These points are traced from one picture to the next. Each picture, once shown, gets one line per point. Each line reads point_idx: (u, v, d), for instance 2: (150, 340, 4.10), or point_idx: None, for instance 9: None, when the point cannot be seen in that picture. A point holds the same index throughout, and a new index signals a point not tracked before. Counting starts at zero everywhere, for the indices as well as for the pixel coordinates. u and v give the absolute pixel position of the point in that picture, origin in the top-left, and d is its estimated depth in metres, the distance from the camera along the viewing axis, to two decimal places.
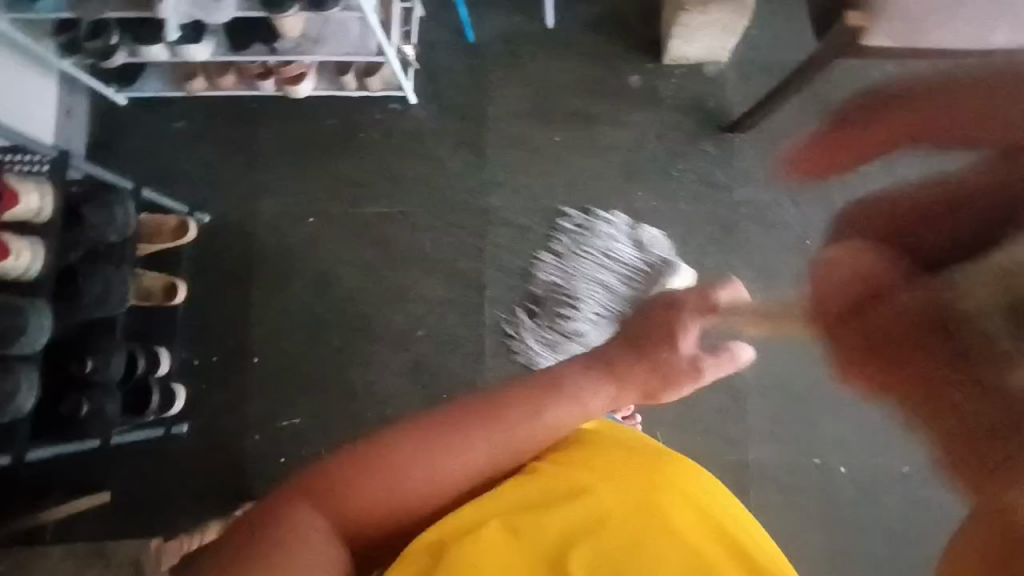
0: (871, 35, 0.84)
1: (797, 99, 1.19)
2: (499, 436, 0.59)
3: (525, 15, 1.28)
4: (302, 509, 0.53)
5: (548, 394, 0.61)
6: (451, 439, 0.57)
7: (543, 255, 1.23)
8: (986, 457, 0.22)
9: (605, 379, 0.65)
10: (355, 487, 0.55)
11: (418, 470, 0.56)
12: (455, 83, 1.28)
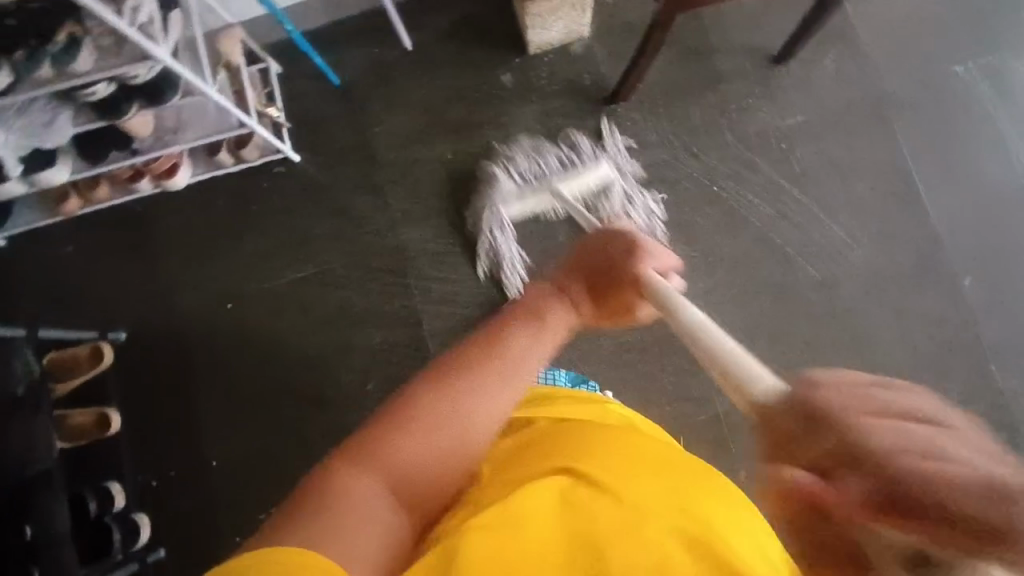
0: None
1: (665, 53, 1.19)
2: (501, 379, 0.60)
3: (383, 43, 1.26)
4: (345, 479, 0.51)
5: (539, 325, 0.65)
6: (471, 388, 0.58)
7: (514, 159, 1.20)
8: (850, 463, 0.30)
9: (571, 301, 0.69)
10: (385, 457, 0.53)
11: (452, 420, 0.57)
12: (333, 129, 1.25)
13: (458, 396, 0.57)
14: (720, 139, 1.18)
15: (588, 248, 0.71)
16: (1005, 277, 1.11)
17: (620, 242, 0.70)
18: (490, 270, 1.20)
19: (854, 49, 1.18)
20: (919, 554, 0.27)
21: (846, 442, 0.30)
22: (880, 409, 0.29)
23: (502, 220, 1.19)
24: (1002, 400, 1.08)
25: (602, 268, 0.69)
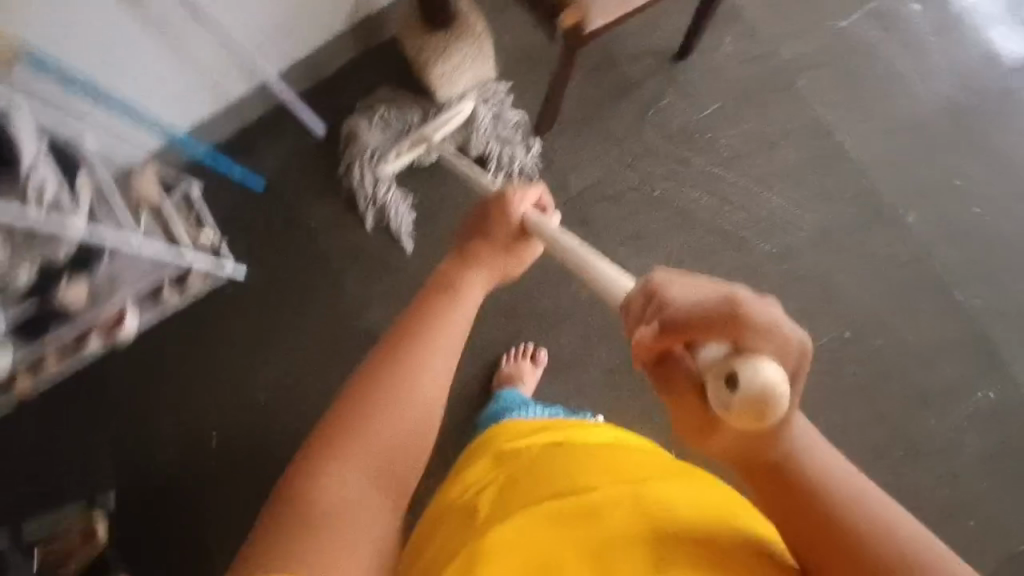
0: (590, 19, 0.81)
1: (575, 76, 1.20)
2: (449, 348, 0.60)
3: (292, 135, 1.20)
4: (314, 477, 0.51)
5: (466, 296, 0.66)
6: (423, 362, 0.58)
7: (378, 118, 1.16)
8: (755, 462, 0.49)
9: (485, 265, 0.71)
10: (336, 467, 0.51)
11: (413, 398, 0.56)
12: (266, 233, 1.19)
13: (393, 385, 0.56)
14: (647, 145, 1.20)
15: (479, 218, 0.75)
16: (941, 202, 1.17)
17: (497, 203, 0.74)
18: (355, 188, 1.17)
19: (747, 26, 1.22)
20: (727, 374, 0.44)
21: (688, 316, 0.46)
22: (691, 287, 0.51)
23: (363, 144, 1.16)
24: (969, 317, 1.13)
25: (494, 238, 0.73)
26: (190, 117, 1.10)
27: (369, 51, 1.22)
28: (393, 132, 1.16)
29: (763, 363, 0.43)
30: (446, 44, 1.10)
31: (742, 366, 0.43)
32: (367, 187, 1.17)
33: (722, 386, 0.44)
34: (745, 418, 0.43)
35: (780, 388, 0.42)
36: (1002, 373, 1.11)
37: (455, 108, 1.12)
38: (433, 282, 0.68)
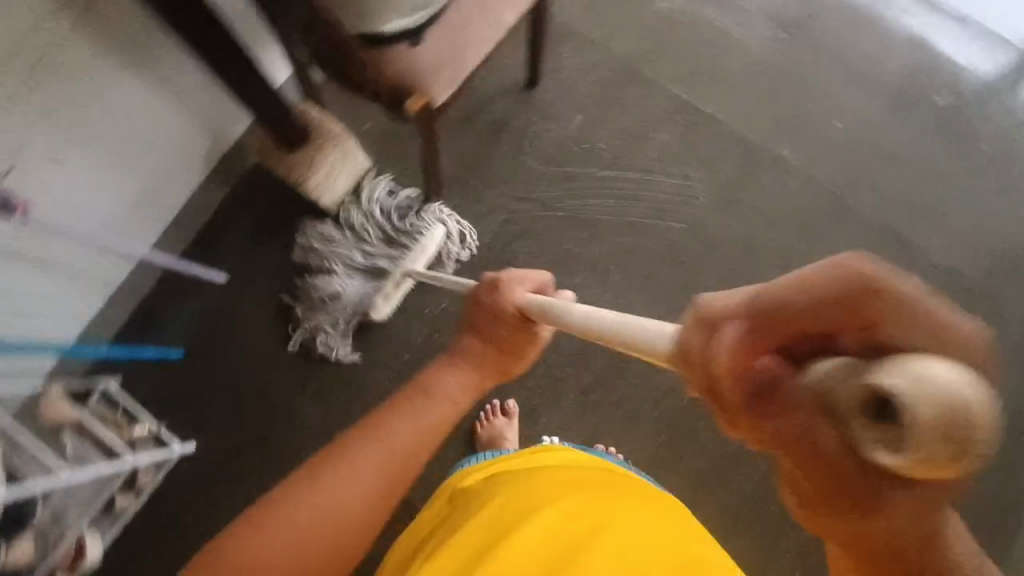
0: (435, 95, 0.84)
1: (442, 137, 1.23)
2: (418, 428, 0.61)
3: (191, 292, 1.15)
4: (254, 530, 0.53)
5: (424, 397, 0.64)
6: (387, 444, 0.58)
7: (335, 252, 1.15)
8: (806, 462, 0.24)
9: (466, 367, 0.70)
10: (269, 530, 0.53)
11: (363, 480, 0.56)
12: (201, 397, 1.13)
13: (325, 479, 0.56)
14: (533, 173, 1.23)
15: (477, 313, 0.76)
16: (807, 126, 1.25)
17: (487, 291, 0.76)
18: (326, 335, 1.14)
19: (578, 35, 1.27)
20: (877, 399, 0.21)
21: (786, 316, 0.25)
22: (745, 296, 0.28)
23: (335, 291, 1.13)
24: (872, 215, 1.21)
25: (487, 329, 0.74)
26: (81, 321, 1.04)
27: (237, 185, 1.19)
28: (362, 269, 1.15)
29: (920, 367, 0.20)
30: (310, 165, 1.08)
31: (888, 373, 0.21)
32: (342, 325, 1.14)
33: (875, 426, 0.21)
34: (941, 473, 0.20)
35: (972, 393, 0.19)
36: (917, 254, 1.19)
37: (426, 236, 1.14)
38: (415, 378, 0.68)
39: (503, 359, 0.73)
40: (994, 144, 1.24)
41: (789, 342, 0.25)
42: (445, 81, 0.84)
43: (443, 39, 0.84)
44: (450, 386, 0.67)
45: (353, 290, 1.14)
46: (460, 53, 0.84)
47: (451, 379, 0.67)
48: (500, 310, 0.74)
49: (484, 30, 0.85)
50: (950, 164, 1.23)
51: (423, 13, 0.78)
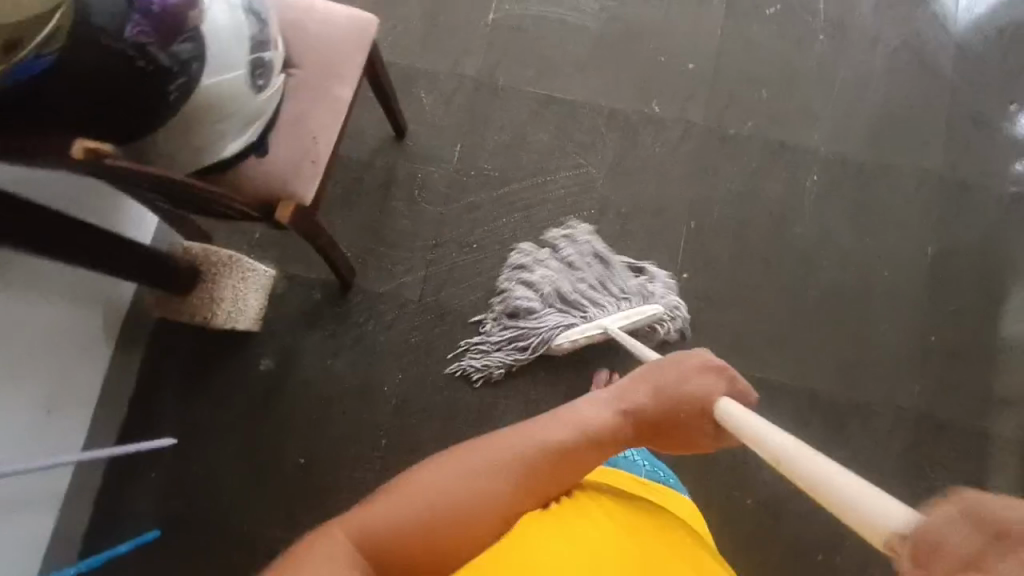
0: (301, 193, 0.82)
1: (335, 219, 1.21)
2: (563, 434, 0.62)
3: (142, 467, 1.09)
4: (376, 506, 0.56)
5: (590, 414, 0.65)
6: (529, 445, 0.60)
7: (542, 299, 1.17)
8: None
9: (642, 402, 0.67)
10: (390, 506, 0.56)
11: (487, 469, 0.59)
12: (191, 568, 1.07)
13: (481, 473, 0.58)
14: (434, 218, 1.22)
15: (655, 371, 0.70)
16: (669, 74, 1.26)
17: (690, 364, 0.70)
18: (497, 360, 1.15)
19: (426, 73, 1.27)
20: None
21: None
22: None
23: (523, 309, 1.16)
24: (757, 134, 1.24)
25: (669, 391, 0.68)
26: (38, 547, 0.97)
27: (149, 342, 1.13)
28: (542, 298, 1.17)
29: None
30: (212, 296, 1.03)
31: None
32: (505, 352, 1.16)
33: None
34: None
35: None
36: (808, 154, 1.24)
37: (636, 310, 1.14)
38: (569, 405, 0.66)
39: (659, 438, 0.69)
40: (838, 26, 1.28)
41: None
42: (309, 175, 0.82)
43: (286, 139, 0.82)
44: (596, 411, 0.65)
45: (520, 322, 1.16)
46: (312, 142, 0.82)
47: (612, 422, 0.65)
48: (696, 392, 0.67)
49: (321, 112, 0.83)
50: (806, 59, 1.27)
51: (259, 123, 0.76)
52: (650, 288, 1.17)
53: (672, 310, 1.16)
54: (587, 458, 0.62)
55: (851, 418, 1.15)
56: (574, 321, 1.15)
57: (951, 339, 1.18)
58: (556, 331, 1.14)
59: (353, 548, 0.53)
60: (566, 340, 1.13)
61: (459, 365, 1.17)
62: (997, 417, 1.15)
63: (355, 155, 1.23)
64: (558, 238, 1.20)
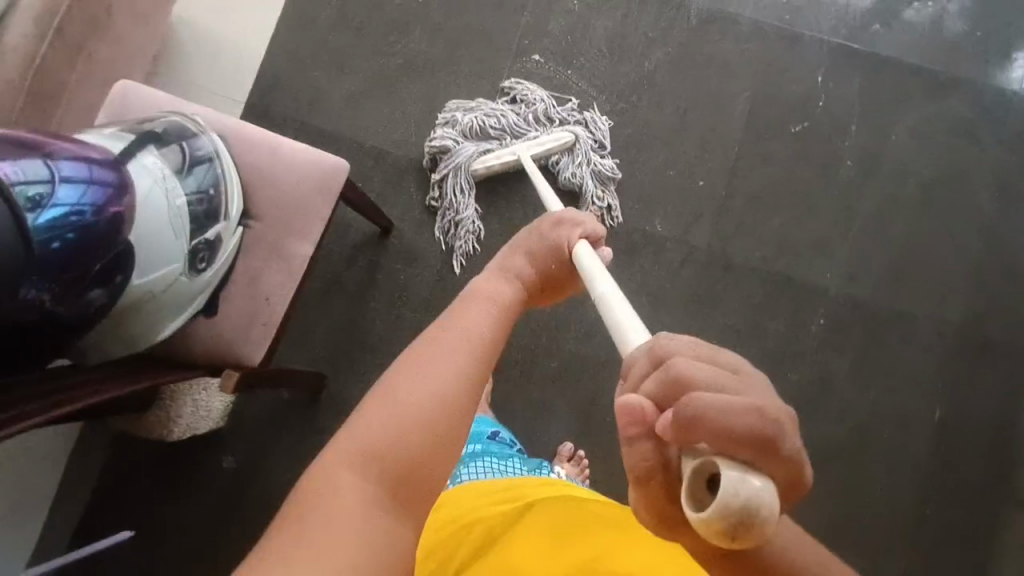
0: (248, 357, 0.77)
1: (313, 317, 1.17)
2: (472, 312, 0.73)
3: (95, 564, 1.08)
4: (358, 426, 0.55)
5: (487, 291, 0.79)
6: (455, 325, 0.69)
7: (478, 130, 1.19)
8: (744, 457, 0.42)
9: (518, 273, 0.85)
10: (376, 419, 0.55)
11: (449, 359, 0.62)
12: None
13: (432, 368, 0.61)
14: (414, 325, 1.17)
15: (523, 244, 0.88)
16: (676, 191, 1.19)
17: (550, 225, 0.89)
18: (451, 200, 1.18)
19: (420, 168, 1.21)
20: (709, 471, 0.42)
21: (705, 419, 0.43)
22: (706, 362, 0.49)
23: (444, 147, 1.17)
24: (764, 266, 1.16)
25: (539, 254, 0.87)
26: None
27: (116, 434, 1.12)
28: (461, 133, 1.18)
29: (749, 476, 0.40)
30: (169, 420, 1.01)
31: (726, 467, 0.41)
32: (446, 204, 1.18)
33: (704, 493, 0.42)
34: (716, 530, 0.39)
35: (762, 497, 0.39)
36: (816, 293, 1.15)
37: (548, 135, 1.16)
38: (470, 290, 0.80)
39: (546, 284, 0.87)
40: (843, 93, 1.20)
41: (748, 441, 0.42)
42: (258, 338, 0.77)
43: (237, 298, 0.77)
44: (491, 287, 0.81)
45: (470, 156, 1.17)
46: (264, 304, 0.78)
47: (505, 286, 0.82)
48: (558, 249, 0.87)
49: (277, 268, 0.78)
50: (826, 186, 1.18)
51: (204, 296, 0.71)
52: (563, 110, 1.20)
53: (589, 137, 1.18)
54: (505, 321, 0.75)
55: (845, 557, 1.08)
56: (492, 149, 1.18)
57: (948, 507, 1.10)
58: (473, 158, 1.17)
59: (355, 476, 0.50)
60: (482, 165, 1.16)
61: (438, 202, 1.19)
62: (1001, 534, 1.09)
63: (339, 251, 1.19)
64: (512, 86, 1.21)
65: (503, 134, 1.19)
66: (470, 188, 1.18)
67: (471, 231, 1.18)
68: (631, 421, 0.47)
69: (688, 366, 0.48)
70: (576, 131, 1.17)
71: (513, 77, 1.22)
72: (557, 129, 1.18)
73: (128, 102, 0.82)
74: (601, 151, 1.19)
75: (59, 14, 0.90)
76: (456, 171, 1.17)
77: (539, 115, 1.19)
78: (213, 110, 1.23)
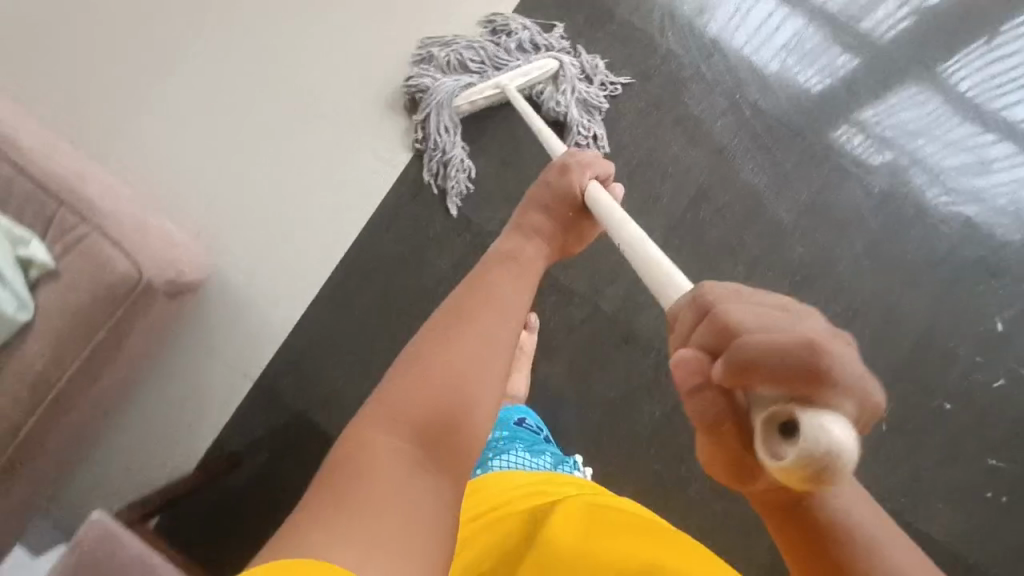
0: None
1: None
2: (505, 279, 0.73)
3: None
4: (386, 390, 0.59)
5: (510, 257, 0.80)
6: (484, 288, 0.71)
7: (458, 63, 1.17)
8: (797, 389, 0.36)
9: (538, 216, 0.89)
10: (403, 380, 0.59)
11: (479, 320, 0.65)
12: None
13: (464, 332, 0.63)
14: None
15: (545, 185, 0.91)
16: None
17: (557, 171, 0.90)
18: (442, 141, 1.15)
19: None
20: (781, 418, 0.36)
21: (762, 359, 0.38)
22: (753, 303, 0.44)
23: (422, 85, 1.16)
24: None
25: (561, 191, 0.89)
26: None
27: None
28: (439, 69, 1.17)
29: (826, 417, 0.34)
30: None
31: (806, 413, 0.35)
32: (433, 144, 1.15)
33: (778, 440, 0.36)
34: (795, 477, 0.34)
35: (846, 446, 0.33)
36: None
37: (530, 64, 1.15)
38: (493, 253, 0.81)
39: (567, 235, 0.90)
40: (877, 363, 1.11)
41: (804, 385, 0.36)
42: None
43: None
44: (518, 245, 0.84)
45: (457, 96, 1.14)
46: None
47: (524, 242, 0.85)
48: (571, 190, 0.89)
49: None
50: None
51: None
52: (550, 48, 1.17)
53: (574, 63, 1.15)
54: (526, 284, 0.76)
55: None
56: (473, 81, 1.16)
57: None
58: (454, 93, 1.14)
59: (393, 440, 0.54)
60: (465, 101, 1.14)
61: (422, 138, 1.16)
62: None
63: None
64: (493, 24, 1.19)
65: (485, 63, 1.17)
66: (456, 124, 1.15)
67: (462, 164, 1.15)
68: (687, 374, 0.43)
69: (734, 307, 0.43)
70: (562, 58, 1.15)
71: (494, 13, 1.20)
72: (539, 56, 1.16)
73: (100, 552, 0.75)
74: (590, 82, 1.15)
75: (63, 375, 0.82)
76: (439, 109, 1.14)
77: (523, 41, 1.17)
78: (217, 385, 1.14)
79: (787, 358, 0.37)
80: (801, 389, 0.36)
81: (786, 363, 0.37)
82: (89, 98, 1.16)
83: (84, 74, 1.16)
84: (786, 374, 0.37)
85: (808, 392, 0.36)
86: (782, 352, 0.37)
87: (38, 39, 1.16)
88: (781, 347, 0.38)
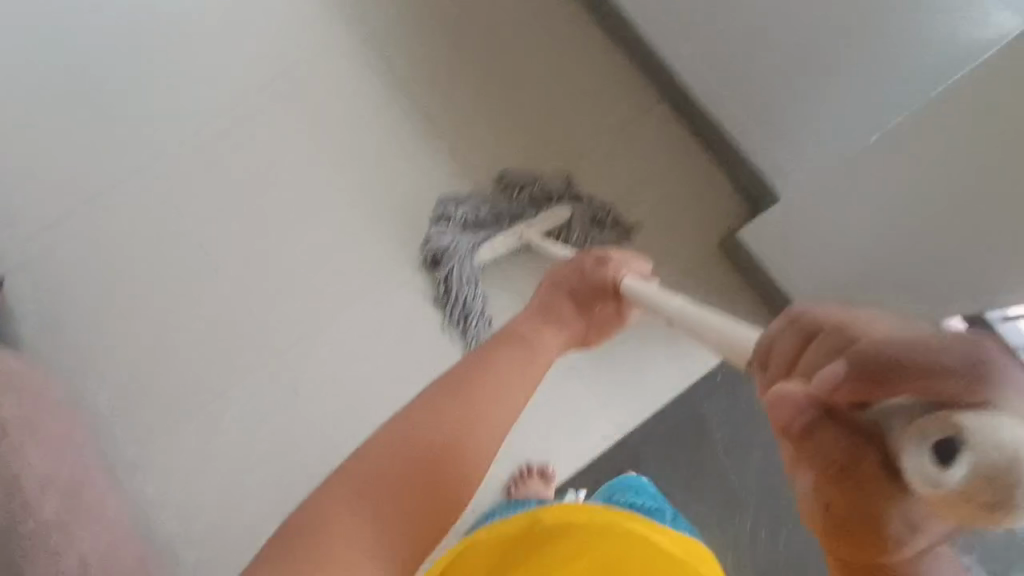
0: None
1: None
2: (529, 362, 0.68)
3: None
4: (363, 448, 0.59)
5: (530, 330, 0.72)
6: (496, 361, 0.65)
7: (473, 223, 1.21)
8: (936, 396, 0.29)
9: (558, 297, 0.78)
10: (382, 437, 0.59)
11: (485, 397, 0.62)
12: None
13: (461, 407, 0.60)
14: None
15: (571, 270, 0.80)
16: None
17: (592, 263, 0.80)
18: (469, 292, 1.18)
19: None
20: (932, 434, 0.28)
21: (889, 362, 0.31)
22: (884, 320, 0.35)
23: (441, 247, 1.19)
24: None
25: (588, 279, 0.79)
26: None
27: None
28: (458, 228, 1.21)
29: (991, 417, 0.26)
30: None
31: (965, 415, 0.27)
32: (454, 298, 1.18)
33: (932, 465, 0.27)
34: (962, 506, 0.27)
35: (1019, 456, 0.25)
36: None
37: (544, 212, 1.21)
38: (509, 323, 0.74)
39: (590, 328, 0.78)
40: None
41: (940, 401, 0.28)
42: None
43: None
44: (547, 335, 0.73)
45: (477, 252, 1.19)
46: None
47: (544, 325, 0.74)
48: (603, 286, 0.79)
49: None
50: None
51: None
52: (563, 190, 1.24)
53: (586, 211, 1.23)
54: (546, 356, 0.70)
55: None
56: (491, 233, 1.21)
57: None
58: (471, 250, 1.19)
59: (358, 505, 0.55)
60: (487, 249, 1.19)
61: (445, 288, 1.19)
62: None
63: None
64: (505, 178, 1.24)
65: (501, 213, 1.22)
66: (479, 274, 1.20)
67: (479, 296, 1.19)
68: (789, 419, 0.34)
69: (861, 320, 0.35)
70: (573, 207, 1.22)
71: (503, 166, 1.27)
72: (555, 204, 1.22)
73: None
74: (602, 227, 1.23)
75: None
76: (460, 263, 1.18)
77: (533, 193, 1.23)
78: None
79: (917, 352, 0.30)
80: (954, 399, 0.28)
81: (913, 348, 0.30)
82: (144, 405, 1.15)
83: (145, 381, 1.16)
84: (917, 371, 0.29)
85: (952, 392, 0.28)
86: (914, 351, 0.30)
87: (120, 341, 1.17)
88: (922, 343, 0.30)
